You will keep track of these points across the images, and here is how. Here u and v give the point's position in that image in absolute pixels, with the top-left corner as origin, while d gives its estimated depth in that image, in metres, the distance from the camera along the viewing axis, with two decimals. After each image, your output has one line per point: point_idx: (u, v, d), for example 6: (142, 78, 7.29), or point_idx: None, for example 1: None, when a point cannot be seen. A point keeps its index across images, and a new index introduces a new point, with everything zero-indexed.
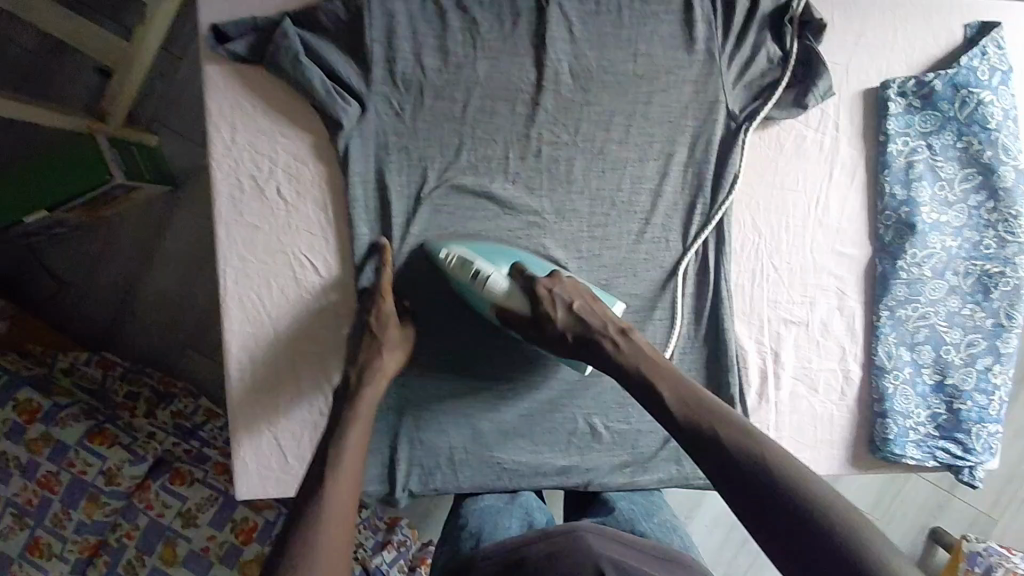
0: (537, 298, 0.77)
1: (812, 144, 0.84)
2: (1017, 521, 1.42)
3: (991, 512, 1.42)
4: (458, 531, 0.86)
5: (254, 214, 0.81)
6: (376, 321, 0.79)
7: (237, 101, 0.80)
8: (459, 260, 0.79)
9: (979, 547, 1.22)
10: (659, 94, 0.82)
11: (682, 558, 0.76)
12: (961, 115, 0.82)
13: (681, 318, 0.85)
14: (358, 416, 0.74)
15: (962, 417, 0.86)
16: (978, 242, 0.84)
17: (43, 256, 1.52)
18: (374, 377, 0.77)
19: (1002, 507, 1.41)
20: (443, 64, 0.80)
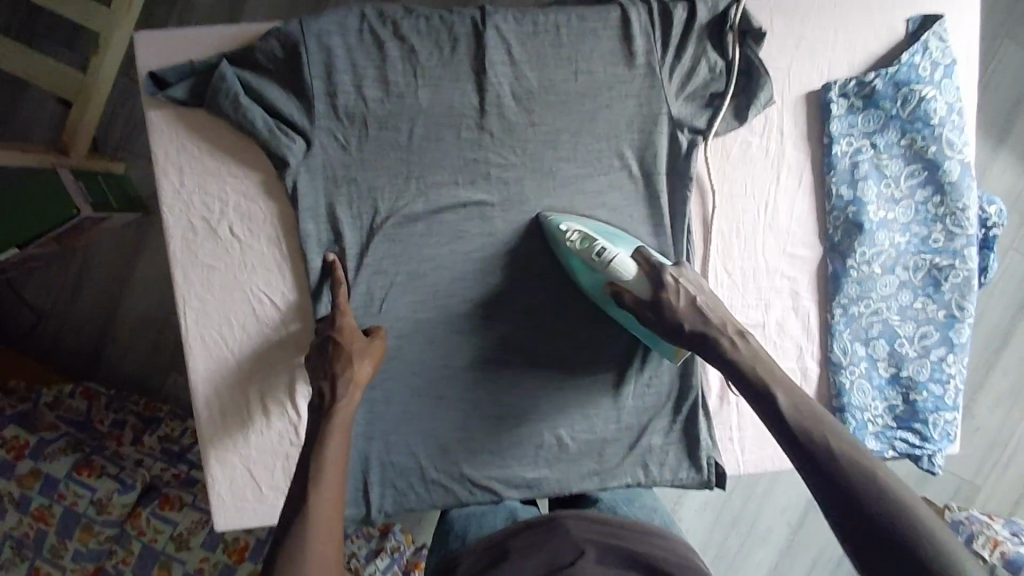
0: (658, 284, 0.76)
1: (758, 151, 0.85)
2: (997, 485, 1.44)
3: (971, 478, 1.45)
4: (445, 537, 0.87)
5: (209, 255, 0.82)
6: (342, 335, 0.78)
7: (183, 145, 0.80)
8: (581, 236, 0.80)
9: (961, 517, 1.24)
10: (603, 111, 0.82)
11: (661, 531, 0.78)
12: (903, 113, 0.83)
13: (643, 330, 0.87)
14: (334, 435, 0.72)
15: (918, 407, 0.88)
16: (927, 236, 0.86)
17: (23, 291, 1.54)
18: (347, 388, 0.76)
19: (983, 473, 1.44)
20: (384, 94, 0.80)
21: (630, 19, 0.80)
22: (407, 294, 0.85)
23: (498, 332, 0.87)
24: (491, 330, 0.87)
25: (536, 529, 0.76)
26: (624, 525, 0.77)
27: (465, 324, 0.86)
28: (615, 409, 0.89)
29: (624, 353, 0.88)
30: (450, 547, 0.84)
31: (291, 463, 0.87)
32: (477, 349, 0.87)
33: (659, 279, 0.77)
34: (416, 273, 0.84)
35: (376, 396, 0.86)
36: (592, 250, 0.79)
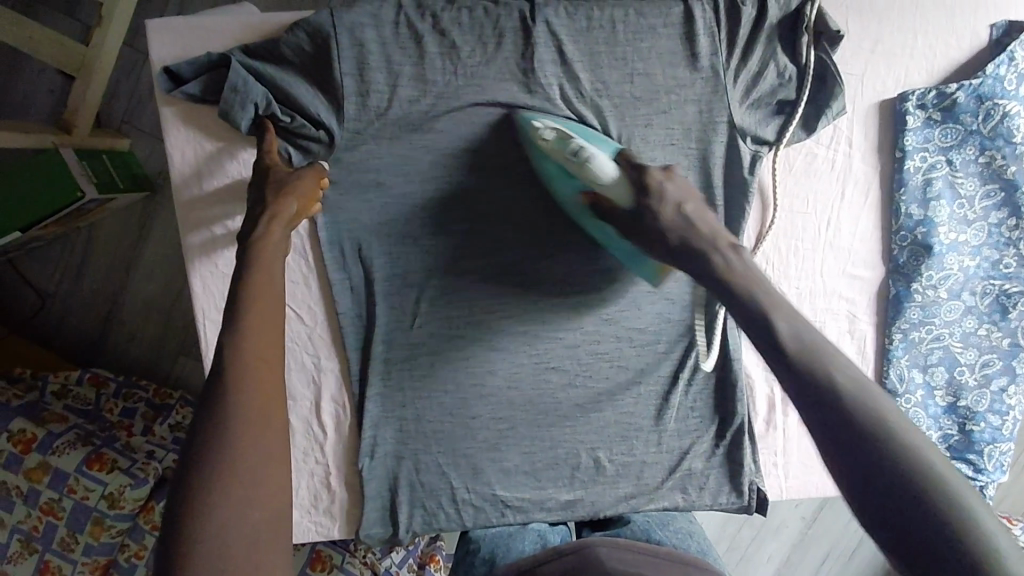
0: (648, 187, 0.67)
1: (824, 164, 0.79)
2: None
3: None
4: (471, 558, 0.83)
5: (231, 265, 0.77)
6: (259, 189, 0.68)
7: (202, 146, 0.74)
8: (557, 133, 0.70)
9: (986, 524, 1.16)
10: (658, 116, 0.76)
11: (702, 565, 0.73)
12: (984, 128, 0.76)
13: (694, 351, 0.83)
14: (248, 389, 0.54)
15: (974, 437, 0.84)
16: (998, 260, 0.80)
17: (26, 272, 1.48)
18: None
19: None
20: (421, 93, 0.73)
21: (693, 15, 0.73)
22: (441, 307, 0.79)
23: (536, 350, 0.81)
24: (529, 348, 0.81)
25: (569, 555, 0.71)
26: (668, 556, 0.72)
27: (500, 341, 0.81)
28: (657, 432, 0.84)
29: (669, 374, 0.83)
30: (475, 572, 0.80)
31: (316, 482, 0.83)
32: (513, 368, 0.81)
33: (641, 179, 0.68)
34: (449, 287, 0.79)
35: (406, 412, 0.82)
36: (568, 150, 0.69)
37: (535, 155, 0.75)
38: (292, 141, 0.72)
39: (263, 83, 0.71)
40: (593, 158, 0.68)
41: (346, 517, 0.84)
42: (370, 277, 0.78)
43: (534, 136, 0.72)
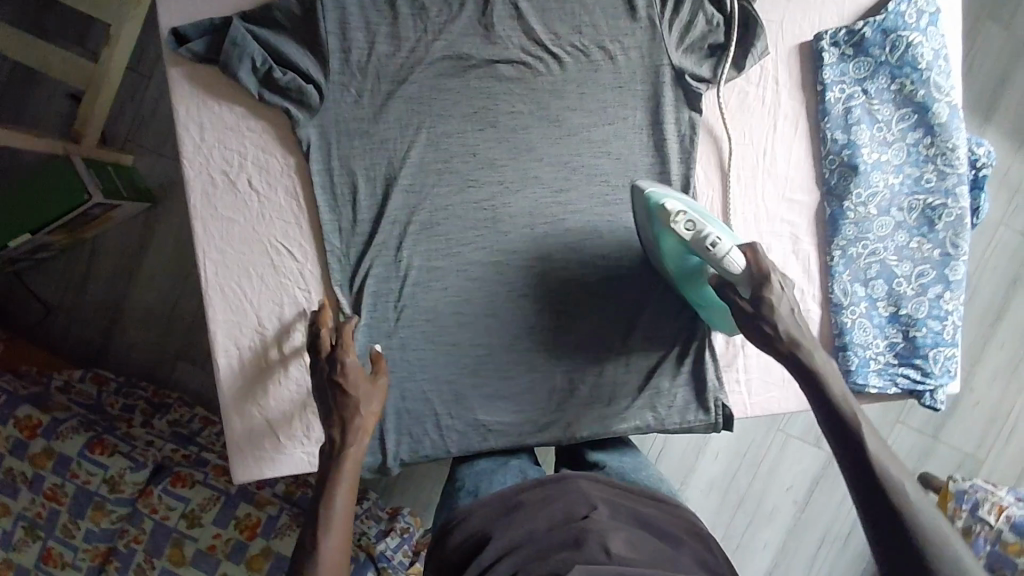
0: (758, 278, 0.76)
1: (755, 99, 0.89)
2: (978, 456, 1.84)
3: (956, 448, 1.82)
4: (455, 494, 0.89)
5: (228, 207, 0.85)
6: (340, 375, 0.79)
7: (203, 101, 0.83)
8: (688, 218, 0.79)
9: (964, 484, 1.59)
10: (606, 62, 0.86)
11: (664, 496, 0.85)
12: (892, 58, 0.86)
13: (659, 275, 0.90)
14: (342, 479, 0.75)
15: (918, 343, 0.91)
16: (920, 176, 0.89)
17: (32, 282, 1.56)
18: (357, 434, 0.78)
19: (966, 444, 1.81)
20: (397, 49, 0.84)
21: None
22: (421, 243, 0.87)
23: (508, 279, 0.89)
24: (503, 278, 0.89)
25: (553, 487, 0.81)
26: (635, 488, 0.83)
27: (476, 272, 0.88)
28: (626, 354, 0.91)
29: (633, 300, 0.91)
30: (458, 504, 0.86)
31: (309, 413, 0.89)
32: (489, 298, 0.89)
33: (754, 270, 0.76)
34: (428, 223, 0.87)
35: (392, 343, 0.88)
36: (708, 241, 0.77)
37: (655, 224, 0.82)
38: (285, 91, 0.82)
39: (259, 42, 0.81)
40: (728, 251, 0.77)
41: None
42: (352, 215, 0.86)
43: (653, 208, 0.81)
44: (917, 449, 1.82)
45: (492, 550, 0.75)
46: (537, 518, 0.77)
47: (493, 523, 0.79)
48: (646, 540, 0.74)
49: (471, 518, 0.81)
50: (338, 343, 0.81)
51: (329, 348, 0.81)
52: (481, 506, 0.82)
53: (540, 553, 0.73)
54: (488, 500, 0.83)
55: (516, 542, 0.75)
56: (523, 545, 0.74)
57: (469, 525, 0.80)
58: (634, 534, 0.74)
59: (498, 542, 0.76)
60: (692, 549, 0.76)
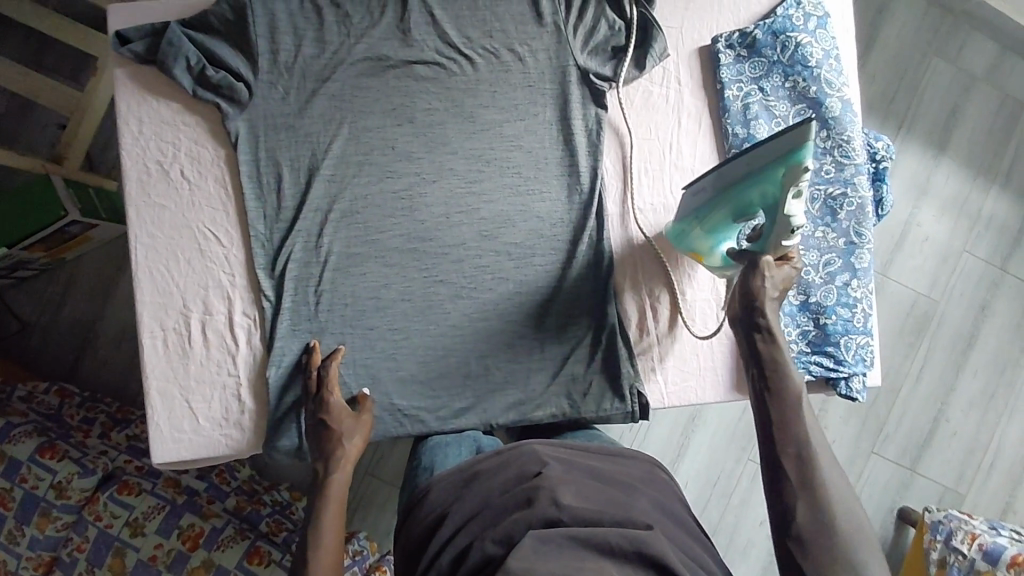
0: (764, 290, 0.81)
1: (659, 98, 0.95)
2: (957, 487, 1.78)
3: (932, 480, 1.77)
4: (413, 474, 0.89)
5: (161, 195, 0.91)
6: (331, 419, 0.86)
7: (143, 98, 0.91)
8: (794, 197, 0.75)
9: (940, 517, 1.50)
10: (517, 63, 0.93)
11: (623, 450, 0.85)
12: (783, 58, 0.92)
13: (572, 263, 0.93)
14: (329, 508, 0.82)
15: (829, 330, 0.92)
16: (819, 168, 0.92)
17: (10, 301, 1.61)
18: (341, 465, 0.86)
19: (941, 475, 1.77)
20: (322, 51, 0.91)
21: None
22: (342, 229, 0.92)
23: (424, 265, 0.92)
24: (419, 265, 0.93)
25: (509, 453, 0.82)
26: (587, 447, 0.84)
27: (394, 258, 0.92)
28: (541, 340, 0.93)
29: (549, 288, 0.94)
30: (416, 483, 0.87)
31: (228, 395, 0.91)
32: (406, 283, 0.92)
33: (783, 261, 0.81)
34: (348, 211, 0.92)
35: (311, 326, 0.91)
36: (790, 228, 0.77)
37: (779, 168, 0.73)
38: (217, 89, 0.89)
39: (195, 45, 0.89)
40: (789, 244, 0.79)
41: (253, 428, 0.91)
42: (276, 203, 0.91)
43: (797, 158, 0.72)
44: (895, 481, 1.77)
45: (450, 522, 0.75)
46: (494, 484, 0.77)
47: (457, 491, 0.80)
48: (594, 487, 0.75)
49: (434, 491, 0.81)
50: (323, 386, 0.88)
51: (315, 389, 0.88)
52: (438, 482, 0.82)
53: (495, 516, 0.73)
54: (448, 475, 0.83)
55: (475, 509, 0.75)
56: (481, 512, 0.74)
57: (434, 494, 0.81)
58: (584, 487, 0.74)
59: (458, 511, 0.76)
60: (650, 494, 0.77)
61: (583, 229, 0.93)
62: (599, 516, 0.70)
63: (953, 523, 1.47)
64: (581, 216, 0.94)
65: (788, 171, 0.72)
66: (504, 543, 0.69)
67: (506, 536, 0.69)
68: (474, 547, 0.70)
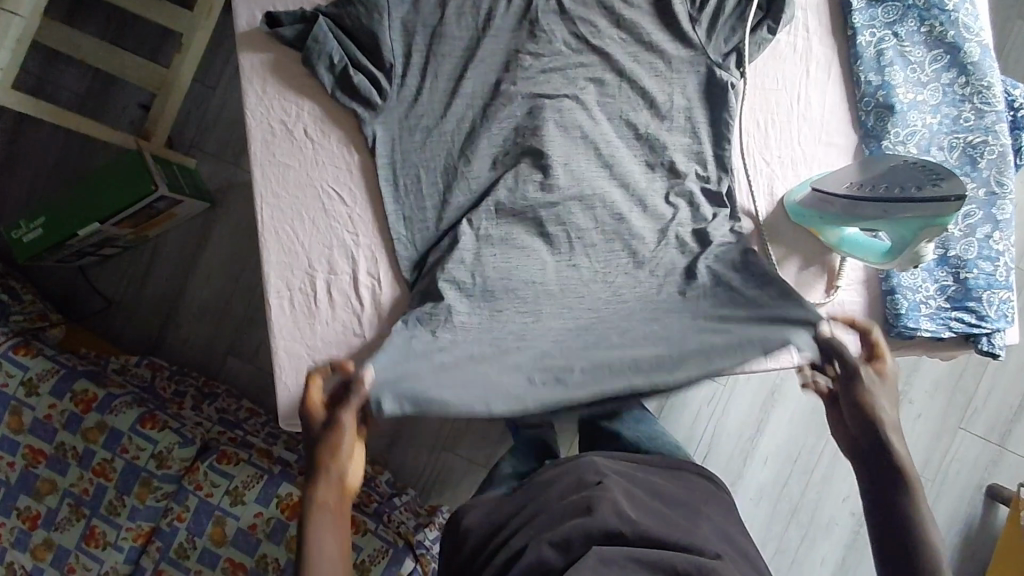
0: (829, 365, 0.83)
1: (787, 47, 0.92)
2: None
3: None
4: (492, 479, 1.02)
5: (285, 154, 0.91)
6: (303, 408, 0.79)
7: (267, 58, 0.91)
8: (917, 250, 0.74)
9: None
10: (642, 18, 0.91)
11: (682, 464, 0.91)
12: (920, 1, 0.89)
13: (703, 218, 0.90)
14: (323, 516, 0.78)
15: (970, 285, 0.89)
16: (957, 116, 0.89)
17: (94, 277, 1.64)
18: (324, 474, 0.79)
19: None
20: (441, 9, 0.90)
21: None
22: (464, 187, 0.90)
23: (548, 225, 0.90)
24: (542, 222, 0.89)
25: (566, 464, 0.89)
26: (642, 460, 0.90)
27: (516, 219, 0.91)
28: (679, 298, 0.87)
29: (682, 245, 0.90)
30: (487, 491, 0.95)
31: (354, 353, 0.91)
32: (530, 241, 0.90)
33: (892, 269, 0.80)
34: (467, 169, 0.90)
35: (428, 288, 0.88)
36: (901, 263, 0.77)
37: (919, 228, 0.71)
38: (355, 92, 0.89)
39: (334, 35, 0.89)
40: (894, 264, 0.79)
41: None
42: (398, 161, 0.90)
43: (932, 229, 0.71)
44: (985, 458, 1.72)
45: (510, 529, 0.82)
46: (550, 494, 0.84)
47: (505, 514, 0.86)
48: (651, 508, 0.80)
49: (484, 505, 0.88)
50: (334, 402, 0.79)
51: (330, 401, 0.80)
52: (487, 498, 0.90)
53: (550, 519, 0.80)
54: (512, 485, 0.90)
55: (531, 514, 0.83)
56: (538, 517, 0.81)
57: (482, 516, 0.87)
58: (639, 503, 0.80)
59: (514, 521, 0.84)
60: (701, 513, 0.83)
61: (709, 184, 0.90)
62: (658, 534, 0.75)
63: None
64: (704, 168, 0.91)
65: (923, 227, 0.71)
66: (560, 546, 0.75)
67: (564, 538, 0.75)
68: (530, 547, 0.76)
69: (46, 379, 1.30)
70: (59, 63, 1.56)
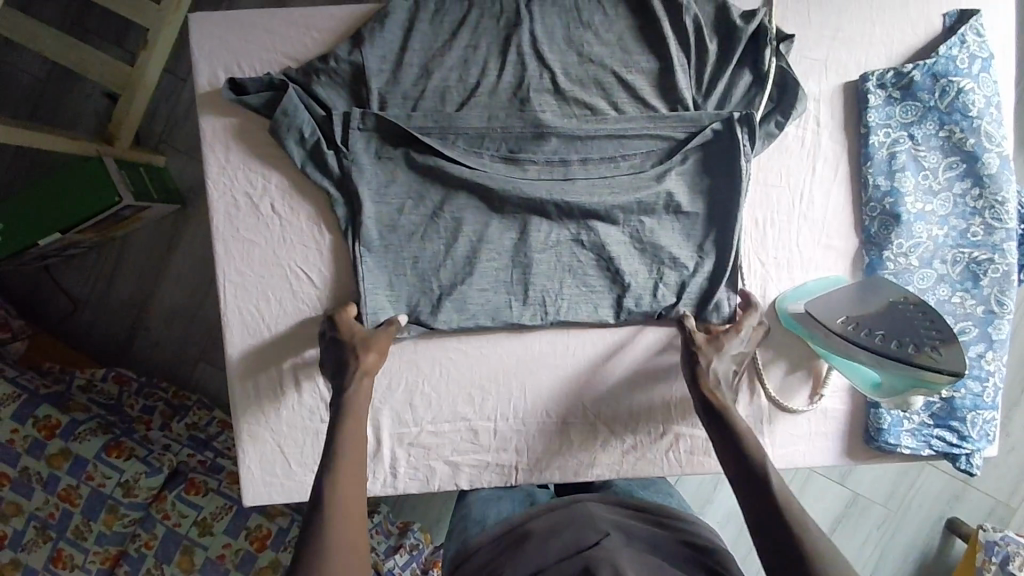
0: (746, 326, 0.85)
1: (795, 140, 0.86)
2: None
3: None
4: (463, 523, 0.87)
5: (250, 229, 0.84)
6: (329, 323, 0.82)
7: (230, 123, 0.83)
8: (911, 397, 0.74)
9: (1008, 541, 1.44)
10: (639, 98, 0.84)
11: (684, 517, 0.80)
12: (941, 104, 0.83)
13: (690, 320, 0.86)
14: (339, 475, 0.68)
15: (956, 404, 0.86)
16: (965, 229, 0.85)
17: (58, 274, 1.55)
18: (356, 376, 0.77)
19: None
20: (424, 77, 0.82)
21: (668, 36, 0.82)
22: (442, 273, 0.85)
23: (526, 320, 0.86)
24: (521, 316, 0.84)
25: (559, 514, 0.78)
26: (645, 511, 0.80)
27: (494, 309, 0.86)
28: None
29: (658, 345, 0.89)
30: (469, 533, 0.84)
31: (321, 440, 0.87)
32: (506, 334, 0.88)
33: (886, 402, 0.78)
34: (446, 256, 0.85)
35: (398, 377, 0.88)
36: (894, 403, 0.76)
37: (919, 385, 0.70)
38: (328, 167, 0.82)
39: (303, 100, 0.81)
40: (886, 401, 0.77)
41: None
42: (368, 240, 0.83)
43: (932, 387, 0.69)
44: None
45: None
46: (547, 552, 0.71)
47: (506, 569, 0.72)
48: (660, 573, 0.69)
49: (479, 552, 0.78)
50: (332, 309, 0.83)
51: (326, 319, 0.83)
52: (485, 546, 0.78)
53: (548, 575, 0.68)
54: (497, 536, 0.79)
55: (529, 567, 0.71)
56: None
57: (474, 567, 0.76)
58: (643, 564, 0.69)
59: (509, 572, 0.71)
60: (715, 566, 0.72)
61: (702, 285, 0.86)
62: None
63: (1011, 546, 1.26)
64: (695, 268, 0.85)
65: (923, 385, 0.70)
66: None
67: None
68: None
69: (7, 404, 1.28)
70: (15, 49, 1.44)
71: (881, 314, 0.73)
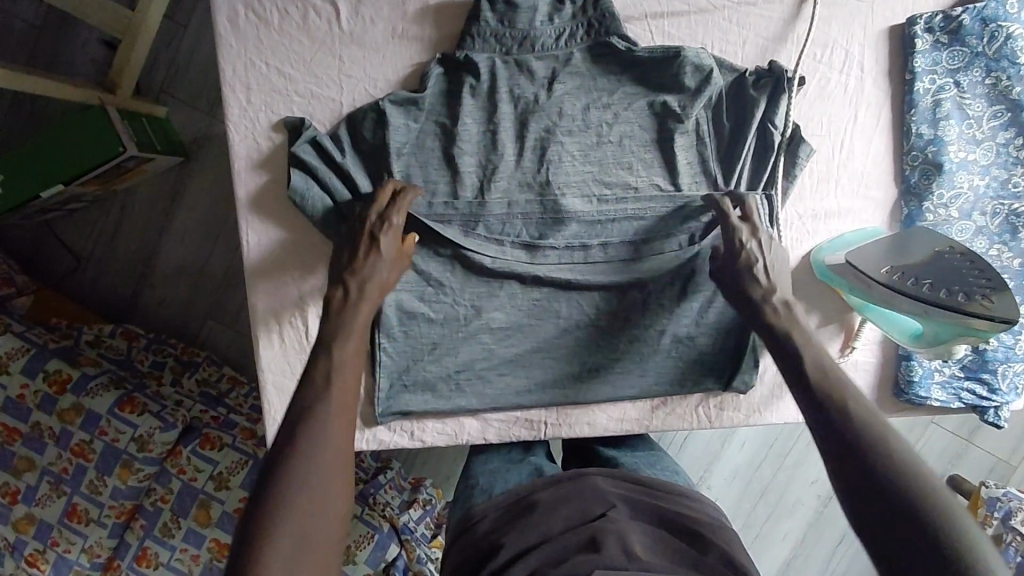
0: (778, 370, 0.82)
1: (837, 86, 0.83)
2: None
3: None
4: (469, 492, 0.84)
5: (274, 176, 0.82)
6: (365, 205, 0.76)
7: (251, 62, 0.80)
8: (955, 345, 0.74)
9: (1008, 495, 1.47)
10: (658, 177, 0.83)
11: (692, 491, 0.78)
12: (989, 50, 0.81)
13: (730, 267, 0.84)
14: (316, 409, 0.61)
15: (987, 357, 0.86)
16: (1006, 180, 0.83)
17: (60, 228, 1.51)
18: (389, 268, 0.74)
19: None
20: None
21: (691, 117, 0.81)
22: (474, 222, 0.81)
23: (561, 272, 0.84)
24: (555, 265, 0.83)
25: (566, 484, 0.77)
26: (651, 478, 0.78)
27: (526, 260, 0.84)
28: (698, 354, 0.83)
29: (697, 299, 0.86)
30: (474, 501, 0.81)
31: None
32: None
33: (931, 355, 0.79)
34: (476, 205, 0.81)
35: (423, 334, 0.84)
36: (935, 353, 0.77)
37: (965, 334, 0.70)
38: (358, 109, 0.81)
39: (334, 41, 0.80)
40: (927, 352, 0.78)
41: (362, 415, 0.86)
42: (394, 323, 0.83)
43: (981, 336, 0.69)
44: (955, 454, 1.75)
45: (510, 548, 0.69)
46: (553, 519, 0.72)
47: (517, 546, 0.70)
48: (671, 553, 0.68)
49: (486, 520, 0.77)
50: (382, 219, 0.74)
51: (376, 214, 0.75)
52: (489, 516, 0.77)
53: (554, 551, 0.68)
54: (503, 506, 0.77)
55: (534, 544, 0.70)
56: (540, 545, 0.69)
57: (485, 536, 0.75)
58: (650, 538, 0.69)
59: (512, 541, 0.71)
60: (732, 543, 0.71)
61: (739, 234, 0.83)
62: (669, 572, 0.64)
63: (1013, 502, 1.27)
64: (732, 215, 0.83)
65: (969, 334, 0.70)
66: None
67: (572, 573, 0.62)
68: None
69: (17, 358, 1.26)
70: None
71: (926, 262, 0.72)
